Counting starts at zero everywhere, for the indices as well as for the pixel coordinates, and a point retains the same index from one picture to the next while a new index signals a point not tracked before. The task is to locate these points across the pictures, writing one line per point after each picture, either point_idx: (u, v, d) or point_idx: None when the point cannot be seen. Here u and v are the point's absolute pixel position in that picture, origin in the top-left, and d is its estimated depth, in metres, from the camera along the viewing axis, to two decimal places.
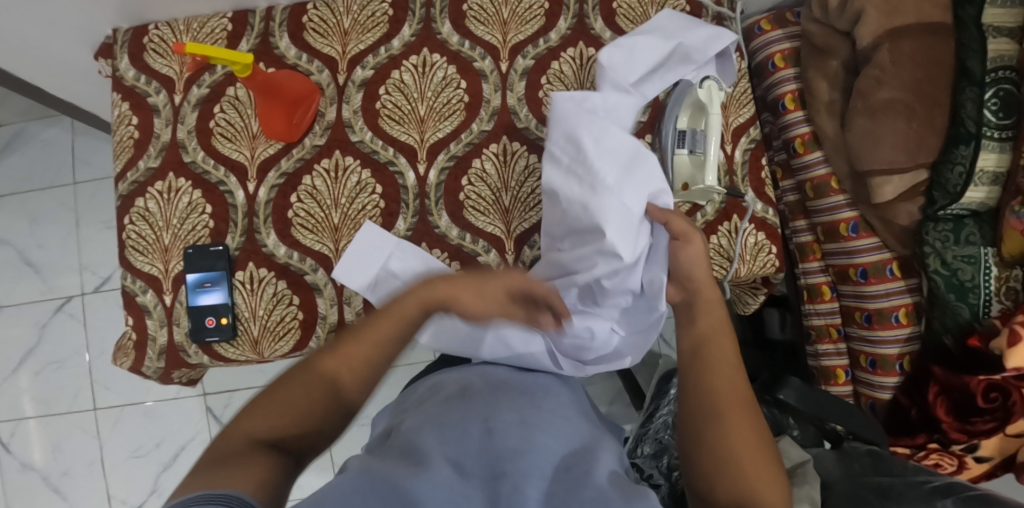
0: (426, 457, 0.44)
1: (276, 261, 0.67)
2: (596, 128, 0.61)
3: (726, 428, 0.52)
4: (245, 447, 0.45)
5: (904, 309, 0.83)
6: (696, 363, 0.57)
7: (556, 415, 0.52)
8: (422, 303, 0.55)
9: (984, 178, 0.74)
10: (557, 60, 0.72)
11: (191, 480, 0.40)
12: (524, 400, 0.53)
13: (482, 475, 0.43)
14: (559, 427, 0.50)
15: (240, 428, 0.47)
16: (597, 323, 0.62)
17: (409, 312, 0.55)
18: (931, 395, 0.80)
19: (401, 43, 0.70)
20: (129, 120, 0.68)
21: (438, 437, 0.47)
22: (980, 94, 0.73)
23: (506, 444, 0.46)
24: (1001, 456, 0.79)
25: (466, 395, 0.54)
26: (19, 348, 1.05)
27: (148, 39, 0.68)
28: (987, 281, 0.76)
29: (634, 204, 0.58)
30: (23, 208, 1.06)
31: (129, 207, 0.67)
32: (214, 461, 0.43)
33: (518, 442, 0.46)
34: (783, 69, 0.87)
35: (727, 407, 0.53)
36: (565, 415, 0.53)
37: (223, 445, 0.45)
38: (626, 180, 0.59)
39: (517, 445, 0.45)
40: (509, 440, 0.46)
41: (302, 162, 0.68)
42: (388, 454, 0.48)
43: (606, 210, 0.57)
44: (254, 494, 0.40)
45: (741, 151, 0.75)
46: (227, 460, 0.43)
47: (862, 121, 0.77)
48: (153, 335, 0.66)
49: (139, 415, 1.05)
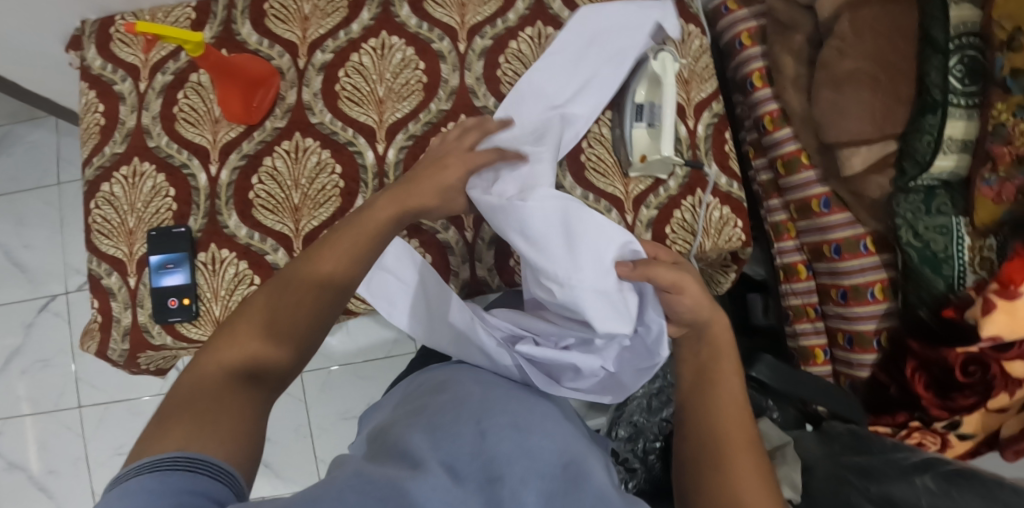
0: (420, 459, 0.42)
1: (237, 242, 0.68)
2: (527, 217, 0.56)
3: (728, 473, 0.49)
4: (229, 382, 0.46)
5: (879, 285, 0.82)
6: (700, 402, 0.54)
7: (549, 422, 0.51)
8: (397, 213, 0.56)
9: (953, 145, 0.74)
10: (515, 40, 0.73)
11: (165, 435, 0.41)
12: (514, 405, 0.51)
13: (478, 480, 0.41)
14: (551, 431, 0.49)
15: (219, 355, 0.48)
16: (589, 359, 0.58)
17: (382, 222, 0.56)
18: (909, 370, 0.78)
19: (360, 26, 0.71)
20: (95, 107, 0.69)
21: (428, 438, 0.45)
22: (945, 61, 0.71)
23: (499, 448, 0.44)
24: (983, 432, 0.77)
25: (456, 397, 0.51)
26: (6, 347, 1.07)
27: (114, 29, 0.70)
28: (960, 252, 0.74)
29: (603, 282, 0.52)
30: (9, 209, 1.08)
31: (95, 192, 0.68)
32: (193, 405, 0.43)
33: (511, 445, 0.44)
34: (750, 47, 0.86)
35: (730, 450, 0.50)
36: (555, 419, 0.52)
37: (205, 376, 0.46)
38: (577, 256, 0.53)
39: (511, 449, 0.43)
40: (503, 443, 0.44)
41: (263, 145, 0.69)
42: (378, 454, 0.46)
43: (582, 300, 0.52)
44: (233, 454, 0.41)
45: (704, 126, 0.75)
46: (210, 398, 0.44)
47: (827, 93, 0.77)
48: (119, 317, 0.67)
49: (123, 412, 1.07)
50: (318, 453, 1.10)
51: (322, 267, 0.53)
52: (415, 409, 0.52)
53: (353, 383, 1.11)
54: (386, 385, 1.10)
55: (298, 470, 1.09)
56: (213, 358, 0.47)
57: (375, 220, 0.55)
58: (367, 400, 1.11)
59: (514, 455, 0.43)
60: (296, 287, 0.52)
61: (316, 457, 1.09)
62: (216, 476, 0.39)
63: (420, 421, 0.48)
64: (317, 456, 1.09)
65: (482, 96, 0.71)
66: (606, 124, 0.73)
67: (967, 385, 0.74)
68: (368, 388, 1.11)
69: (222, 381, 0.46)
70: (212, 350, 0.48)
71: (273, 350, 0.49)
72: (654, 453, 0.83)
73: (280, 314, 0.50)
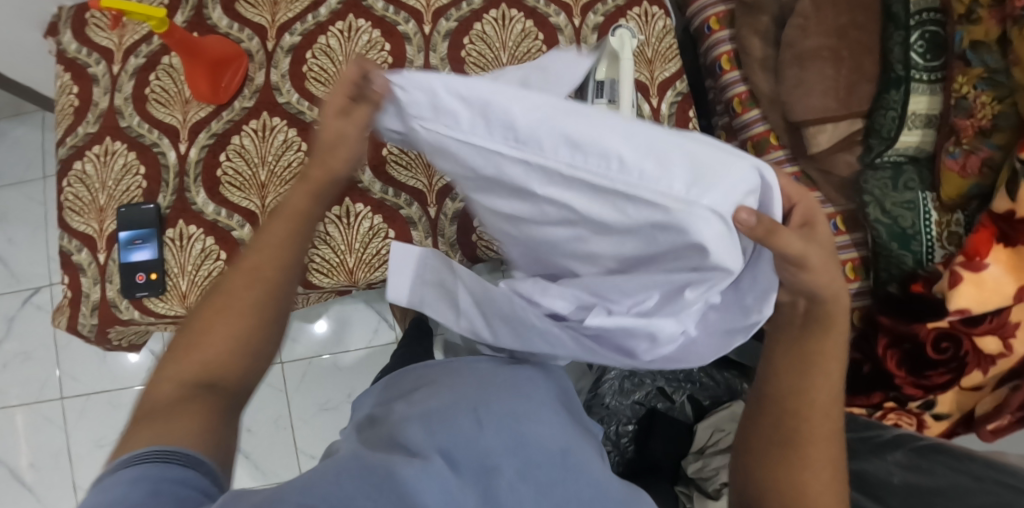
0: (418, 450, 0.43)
1: (204, 218, 0.69)
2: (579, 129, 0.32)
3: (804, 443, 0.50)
4: (178, 396, 0.43)
5: (850, 264, 0.81)
6: (806, 351, 0.49)
7: (538, 404, 0.52)
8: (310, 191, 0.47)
9: (917, 120, 0.74)
10: (480, 21, 0.74)
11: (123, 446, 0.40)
12: (509, 389, 0.52)
13: (474, 469, 0.43)
14: (541, 421, 0.50)
15: (167, 371, 0.45)
16: (662, 326, 0.40)
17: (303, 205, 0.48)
18: (881, 348, 0.77)
19: (328, 10, 0.73)
20: (70, 89, 0.71)
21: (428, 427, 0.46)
22: (906, 36, 0.72)
23: (497, 440, 0.45)
24: (959, 411, 0.76)
25: (453, 388, 0.52)
26: None
27: (90, 15, 0.72)
28: (928, 227, 0.74)
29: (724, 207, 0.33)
30: None
31: (67, 171, 0.70)
32: (147, 420, 0.41)
33: (508, 439, 0.46)
34: (718, 31, 0.87)
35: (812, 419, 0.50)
36: (549, 408, 0.53)
37: (155, 395, 0.44)
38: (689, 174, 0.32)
39: (510, 441, 0.45)
40: (503, 437, 0.46)
41: (231, 124, 0.71)
42: (378, 443, 0.47)
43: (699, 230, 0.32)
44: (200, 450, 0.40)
45: (668, 105, 0.76)
46: (162, 412, 0.42)
47: (792, 71, 0.77)
48: (88, 292, 0.68)
49: (105, 403, 1.08)
50: (299, 445, 1.10)
51: (258, 271, 0.47)
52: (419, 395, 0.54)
53: (333, 373, 1.11)
54: (368, 375, 1.11)
55: (279, 462, 1.09)
56: (167, 375, 0.44)
57: (294, 206, 0.48)
58: (348, 390, 1.11)
59: (510, 447, 0.45)
60: (232, 288, 0.47)
61: (297, 448, 1.09)
62: (188, 465, 0.39)
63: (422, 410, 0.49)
64: (297, 447, 1.09)
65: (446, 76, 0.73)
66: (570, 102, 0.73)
67: (941, 362, 0.73)
68: (347, 379, 1.11)
69: (179, 395, 0.43)
70: (165, 367, 0.45)
71: (225, 358, 0.45)
72: (626, 435, 0.83)
73: (215, 328, 0.46)
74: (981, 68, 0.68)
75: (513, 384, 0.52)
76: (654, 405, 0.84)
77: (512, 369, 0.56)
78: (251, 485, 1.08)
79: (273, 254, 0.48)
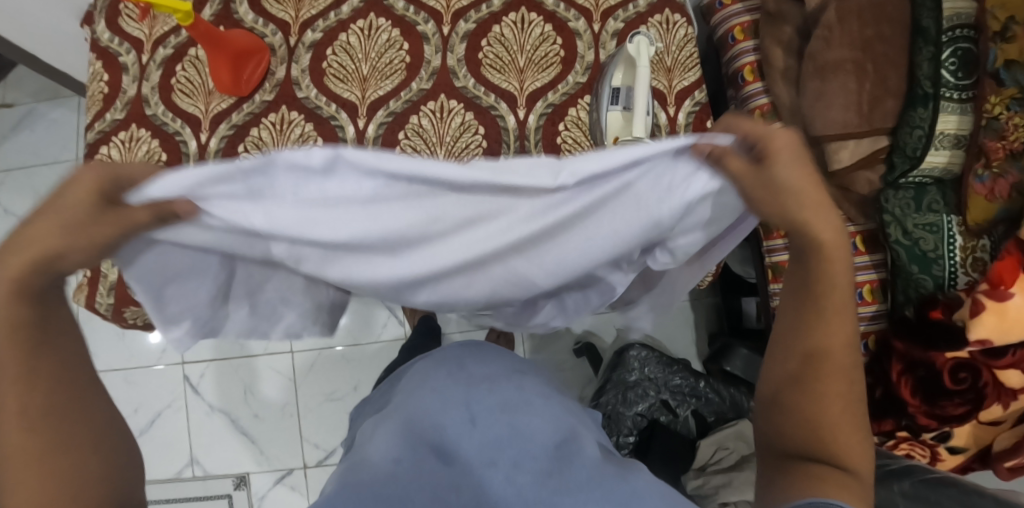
0: (410, 462, 0.49)
1: None
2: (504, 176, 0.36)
3: (817, 391, 0.47)
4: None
5: (868, 286, 0.79)
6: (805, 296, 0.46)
7: (532, 395, 0.58)
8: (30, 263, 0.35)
9: (946, 140, 0.71)
10: (499, 24, 0.74)
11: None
12: (498, 382, 0.60)
13: (472, 465, 0.49)
14: (530, 407, 0.56)
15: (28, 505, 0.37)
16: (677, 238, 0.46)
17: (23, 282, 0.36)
18: (895, 373, 0.74)
19: (349, 8, 0.74)
20: (100, 77, 0.74)
21: (426, 428, 0.54)
22: (937, 52, 0.70)
23: (491, 431, 0.52)
24: (976, 445, 0.74)
25: (434, 388, 0.59)
26: None
27: (124, 6, 0.75)
28: (951, 252, 0.71)
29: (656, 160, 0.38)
30: (28, 182, 1.15)
31: (93, 154, 0.72)
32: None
33: (502, 427, 0.53)
34: (742, 41, 0.86)
35: (824, 363, 0.47)
36: (543, 393, 0.60)
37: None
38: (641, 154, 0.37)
39: (503, 432, 0.52)
40: (495, 427, 0.53)
41: (251, 116, 0.72)
42: (364, 465, 0.52)
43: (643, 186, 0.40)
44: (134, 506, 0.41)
45: (685, 114, 0.75)
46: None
47: (813, 83, 0.76)
48: (106, 271, 0.70)
49: (120, 381, 1.12)
50: (305, 434, 1.11)
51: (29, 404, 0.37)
52: (417, 390, 0.61)
53: (341, 365, 1.13)
54: (377, 369, 1.12)
55: (284, 450, 1.11)
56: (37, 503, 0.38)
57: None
58: (354, 382, 1.12)
59: (504, 436, 0.52)
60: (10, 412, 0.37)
61: (303, 437, 1.11)
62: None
63: (412, 418, 0.56)
64: (302, 436, 1.11)
65: (462, 77, 0.73)
66: (586, 105, 0.73)
67: (956, 392, 0.71)
68: (354, 371, 1.13)
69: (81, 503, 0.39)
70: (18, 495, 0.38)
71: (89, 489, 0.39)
72: (626, 447, 0.81)
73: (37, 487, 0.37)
74: (1014, 88, 0.66)
75: (496, 381, 0.60)
76: (657, 418, 0.82)
77: (506, 375, 0.62)
78: (256, 470, 1.11)
79: (37, 378, 0.38)
